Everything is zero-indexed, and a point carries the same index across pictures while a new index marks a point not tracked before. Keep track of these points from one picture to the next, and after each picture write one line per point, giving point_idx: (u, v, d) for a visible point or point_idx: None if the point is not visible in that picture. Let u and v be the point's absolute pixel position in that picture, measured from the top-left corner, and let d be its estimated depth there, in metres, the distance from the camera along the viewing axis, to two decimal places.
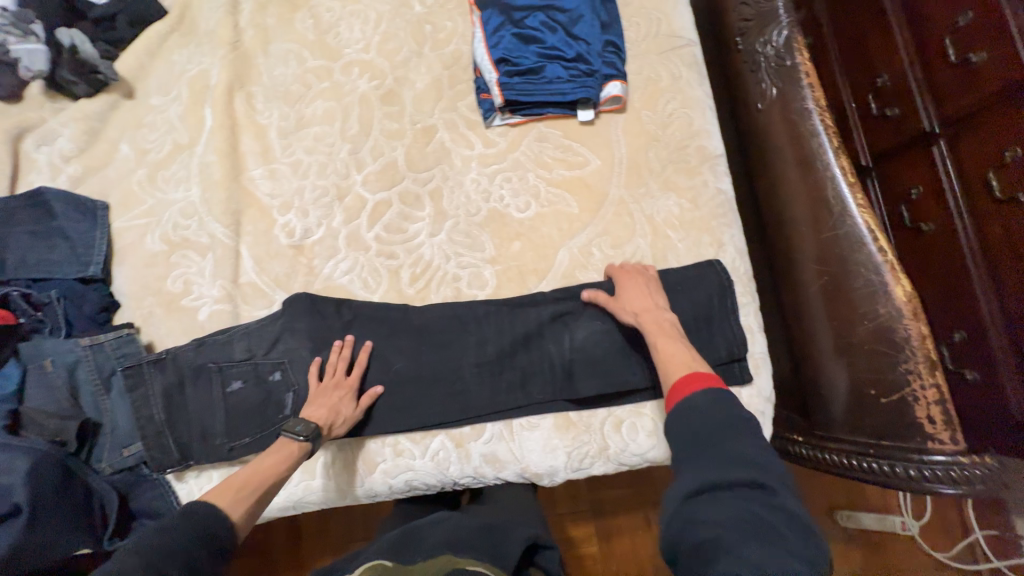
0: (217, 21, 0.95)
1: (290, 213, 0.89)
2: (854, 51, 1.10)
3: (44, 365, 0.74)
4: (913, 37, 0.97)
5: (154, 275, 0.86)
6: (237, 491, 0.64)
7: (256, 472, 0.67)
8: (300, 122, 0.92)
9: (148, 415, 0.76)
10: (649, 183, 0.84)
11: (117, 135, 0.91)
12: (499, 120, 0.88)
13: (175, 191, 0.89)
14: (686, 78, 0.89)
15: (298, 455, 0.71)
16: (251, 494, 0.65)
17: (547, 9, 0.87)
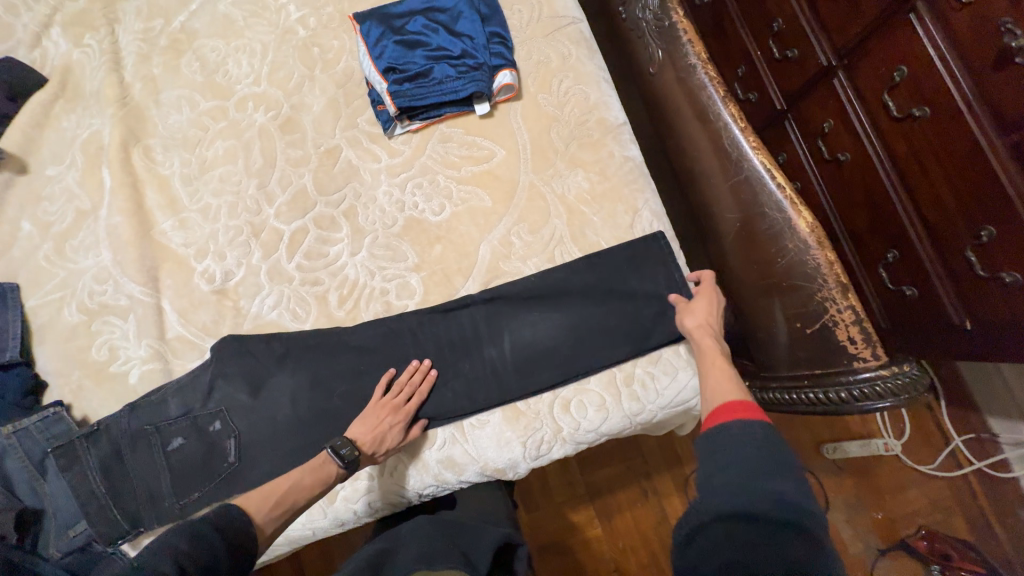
0: (101, 81, 0.93)
1: (208, 259, 0.87)
2: None
3: None
4: None
5: (78, 347, 0.84)
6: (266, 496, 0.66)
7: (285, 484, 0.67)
8: (204, 166, 0.91)
9: (88, 491, 0.74)
10: (556, 163, 0.85)
11: (16, 213, 0.89)
12: (400, 128, 0.88)
13: (85, 259, 0.87)
14: (576, 55, 0.90)
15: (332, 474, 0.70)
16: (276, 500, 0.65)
17: (426, 12, 0.87)
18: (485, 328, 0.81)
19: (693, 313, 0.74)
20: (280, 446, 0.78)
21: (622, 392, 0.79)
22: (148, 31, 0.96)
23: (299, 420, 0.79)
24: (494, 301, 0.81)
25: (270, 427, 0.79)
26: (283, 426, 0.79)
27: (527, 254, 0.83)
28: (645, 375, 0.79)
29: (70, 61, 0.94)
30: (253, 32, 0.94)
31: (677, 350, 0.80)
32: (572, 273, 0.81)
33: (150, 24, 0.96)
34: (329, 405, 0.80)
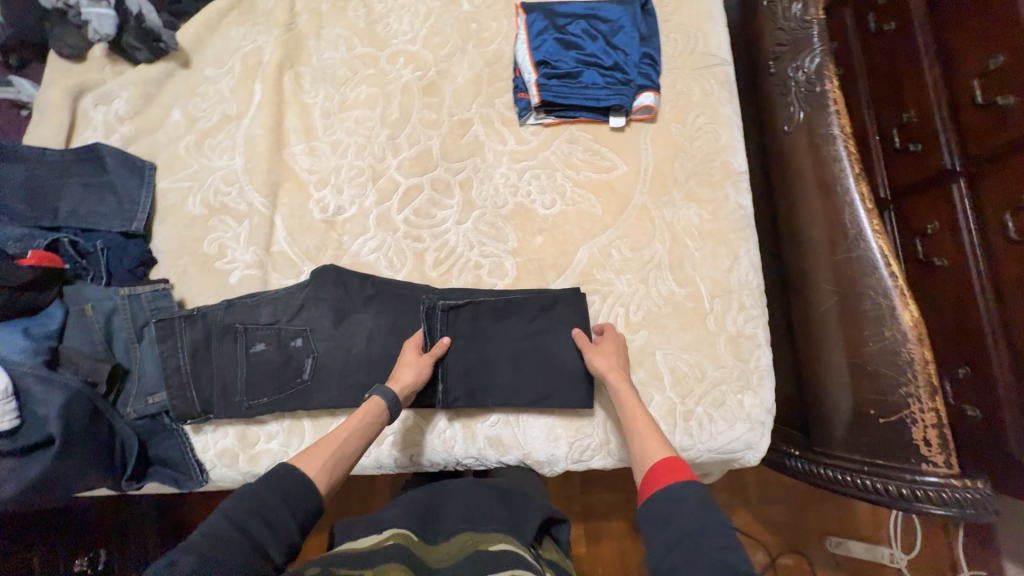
0: (275, 3, 1.00)
1: (325, 190, 0.92)
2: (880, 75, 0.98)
3: (85, 310, 0.77)
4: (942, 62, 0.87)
5: (192, 236, 0.90)
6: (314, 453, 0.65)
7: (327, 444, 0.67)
8: (344, 104, 0.96)
9: (175, 365, 0.79)
10: (673, 193, 0.87)
11: (171, 102, 0.96)
12: (533, 119, 0.92)
13: (220, 159, 0.93)
14: (717, 96, 0.92)
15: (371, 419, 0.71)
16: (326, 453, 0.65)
17: (589, 19, 0.91)
18: (467, 347, 0.83)
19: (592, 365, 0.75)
20: (348, 380, 0.83)
21: (678, 425, 0.80)
22: None
23: (370, 360, 0.84)
24: (457, 321, 0.83)
25: (343, 358, 0.83)
26: (356, 362, 0.83)
27: (623, 268, 0.84)
28: (704, 415, 0.80)
29: None
30: None
31: (741, 400, 0.81)
32: (531, 303, 0.83)
33: None
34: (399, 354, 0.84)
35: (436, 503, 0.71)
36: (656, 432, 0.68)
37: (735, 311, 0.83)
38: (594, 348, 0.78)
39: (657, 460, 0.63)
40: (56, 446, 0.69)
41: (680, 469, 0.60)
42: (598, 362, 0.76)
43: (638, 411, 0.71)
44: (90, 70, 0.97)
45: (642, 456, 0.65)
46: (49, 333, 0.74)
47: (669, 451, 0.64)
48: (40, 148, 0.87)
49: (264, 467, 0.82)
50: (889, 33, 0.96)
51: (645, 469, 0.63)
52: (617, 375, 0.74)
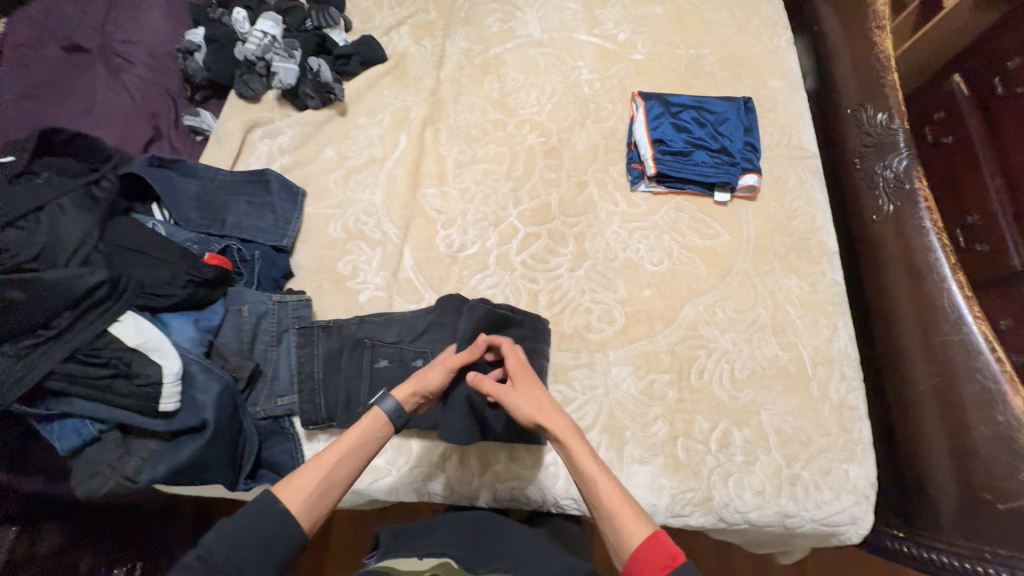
0: (425, 72, 1.18)
1: (452, 228, 1.03)
2: (947, 182, 1.07)
3: (241, 310, 0.84)
4: (1006, 178, 0.95)
5: (330, 256, 0.99)
6: (307, 476, 0.64)
7: (319, 459, 0.65)
8: (474, 158, 1.09)
9: (309, 371, 0.85)
10: (773, 264, 0.95)
11: (326, 141, 1.10)
12: (644, 186, 1.03)
13: (362, 193, 1.05)
14: (810, 184, 1.02)
15: (375, 429, 0.70)
16: (316, 479, 0.64)
17: (698, 109, 1.05)
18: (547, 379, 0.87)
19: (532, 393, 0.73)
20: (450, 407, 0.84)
21: (783, 488, 0.81)
22: (470, 50, 1.21)
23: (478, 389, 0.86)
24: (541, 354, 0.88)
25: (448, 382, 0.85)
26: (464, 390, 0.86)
27: (728, 327, 0.90)
28: (810, 481, 0.81)
29: (407, 51, 1.20)
30: (548, 78, 1.17)
31: (845, 470, 0.82)
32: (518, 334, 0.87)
33: (473, 46, 1.21)
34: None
35: (479, 541, 0.73)
36: (631, 502, 0.62)
37: (837, 380, 0.87)
38: (510, 391, 0.73)
39: (641, 540, 0.58)
40: (207, 434, 0.72)
41: (663, 546, 0.57)
42: (524, 400, 0.72)
43: (601, 476, 0.64)
44: (262, 109, 1.13)
45: (619, 536, 0.60)
46: (210, 328, 0.80)
47: (644, 528, 0.59)
48: (215, 169, 1.00)
49: (367, 483, 0.85)
50: (948, 145, 1.08)
51: (625, 553, 0.59)
52: (565, 420, 0.70)
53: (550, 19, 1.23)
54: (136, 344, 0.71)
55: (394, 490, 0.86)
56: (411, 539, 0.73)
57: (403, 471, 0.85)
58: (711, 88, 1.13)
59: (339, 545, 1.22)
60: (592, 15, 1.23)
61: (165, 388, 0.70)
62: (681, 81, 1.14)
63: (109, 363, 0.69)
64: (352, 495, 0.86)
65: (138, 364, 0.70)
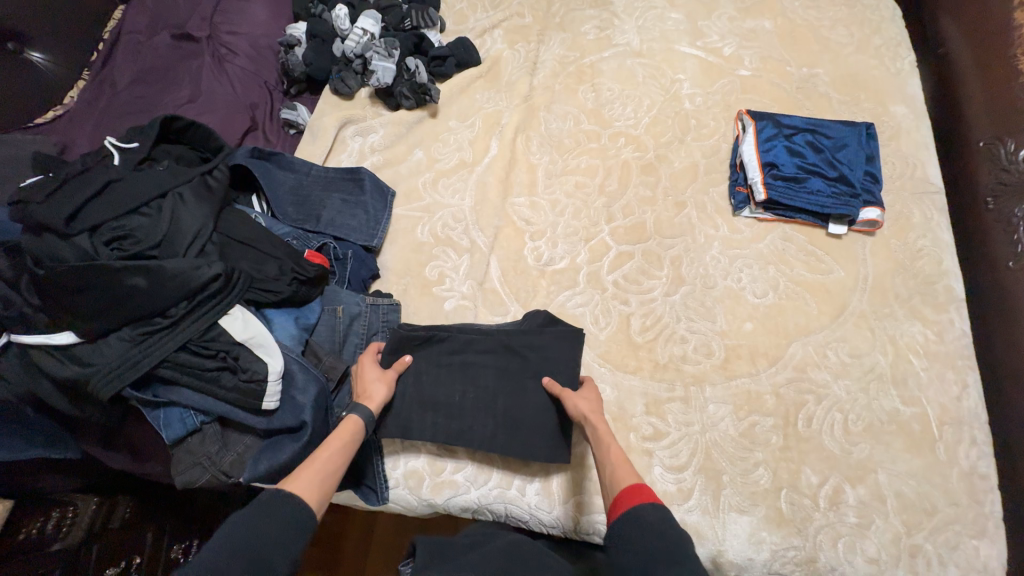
0: (518, 77, 1.15)
1: (541, 241, 0.99)
2: None
3: (336, 310, 0.82)
4: None
5: (417, 260, 0.98)
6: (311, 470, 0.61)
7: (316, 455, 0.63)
8: (566, 169, 1.05)
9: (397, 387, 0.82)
10: (894, 307, 0.87)
11: (416, 142, 1.09)
12: (748, 211, 0.97)
13: (451, 197, 1.03)
14: (937, 221, 0.93)
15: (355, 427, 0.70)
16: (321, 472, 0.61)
17: (814, 133, 0.98)
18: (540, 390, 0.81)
19: (586, 400, 0.75)
20: (404, 416, 0.81)
21: (902, 558, 0.73)
22: (565, 57, 1.17)
23: (448, 396, 0.82)
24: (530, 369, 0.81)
25: (405, 391, 0.82)
26: (429, 398, 0.82)
27: (841, 372, 0.83)
28: (934, 555, 0.73)
29: (501, 55, 1.18)
30: (646, 90, 1.12)
31: (975, 547, 0.73)
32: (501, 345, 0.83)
33: (568, 53, 1.18)
34: (494, 394, 0.82)
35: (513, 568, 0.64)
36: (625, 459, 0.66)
37: (967, 444, 0.78)
38: (577, 394, 0.76)
39: (624, 486, 0.61)
40: (303, 436, 0.70)
41: (641, 491, 0.59)
42: (580, 402, 0.75)
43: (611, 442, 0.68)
44: (355, 106, 1.13)
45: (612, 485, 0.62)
46: (308, 326, 0.80)
47: (633, 476, 0.62)
48: (310, 164, 1.00)
49: (444, 498, 0.82)
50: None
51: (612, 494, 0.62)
52: (598, 417, 0.72)
53: (650, 29, 1.18)
54: (243, 339, 0.70)
55: (471, 508, 0.83)
56: (448, 558, 0.69)
57: (478, 487, 0.82)
58: (825, 111, 1.05)
59: (376, 549, 1.17)
60: (695, 26, 1.17)
61: (268, 387, 0.69)
62: (791, 101, 1.07)
63: (217, 356, 0.69)
64: (427, 508, 0.84)
65: (245, 359, 0.69)
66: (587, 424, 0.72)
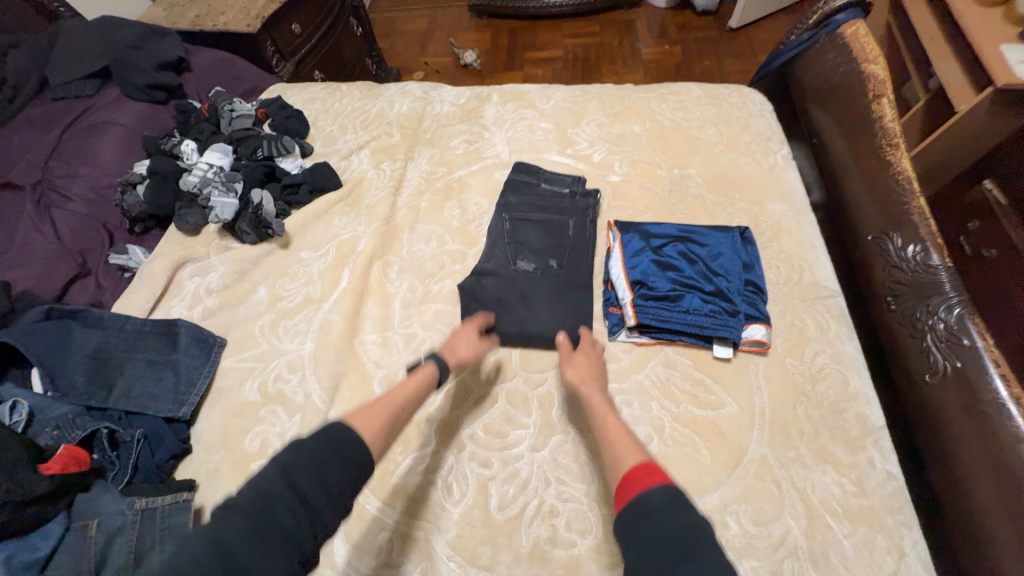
0: (380, 198, 1.07)
1: (390, 388, 0.84)
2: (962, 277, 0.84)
3: (88, 527, 0.64)
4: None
5: (237, 427, 0.81)
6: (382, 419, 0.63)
7: (391, 397, 0.66)
8: (425, 298, 0.93)
9: None
10: (800, 449, 0.72)
11: (260, 279, 0.98)
12: (624, 335, 0.84)
13: (291, 342, 0.89)
14: (836, 331, 0.82)
15: (426, 380, 0.71)
16: (385, 416, 0.63)
17: (685, 241, 0.89)
18: (477, 307, 0.88)
19: (574, 366, 0.76)
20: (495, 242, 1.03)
21: None
22: (432, 173, 1.12)
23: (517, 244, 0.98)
24: (486, 291, 0.89)
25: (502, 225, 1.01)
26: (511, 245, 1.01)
27: (745, 549, 0.65)
28: None
29: (364, 176, 1.11)
30: None
31: None
32: (532, 196, 1.01)
33: (435, 169, 1.12)
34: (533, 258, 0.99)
35: None
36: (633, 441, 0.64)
37: None
38: (570, 359, 0.78)
39: (632, 464, 0.59)
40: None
41: (652, 472, 0.56)
42: (574, 367, 0.76)
43: (615, 421, 0.68)
44: (199, 244, 1.03)
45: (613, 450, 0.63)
46: (34, 560, 0.60)
47: (643, 458, 0.60)
48: (124, 317, 0.87)
49: None
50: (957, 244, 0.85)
51: (621, 477, 0.59)
52: (590, 385, 0.74)
53: (519, 140, 1.14)
54: None
55: None
56: None
57: None
58: (699, 214, 0.98)
59: None
60: (564, 134, 1.14)
61: None
62: (663, 205, 1.00)
63: None
64: None
65: None
66: (581, 392, 0.73)
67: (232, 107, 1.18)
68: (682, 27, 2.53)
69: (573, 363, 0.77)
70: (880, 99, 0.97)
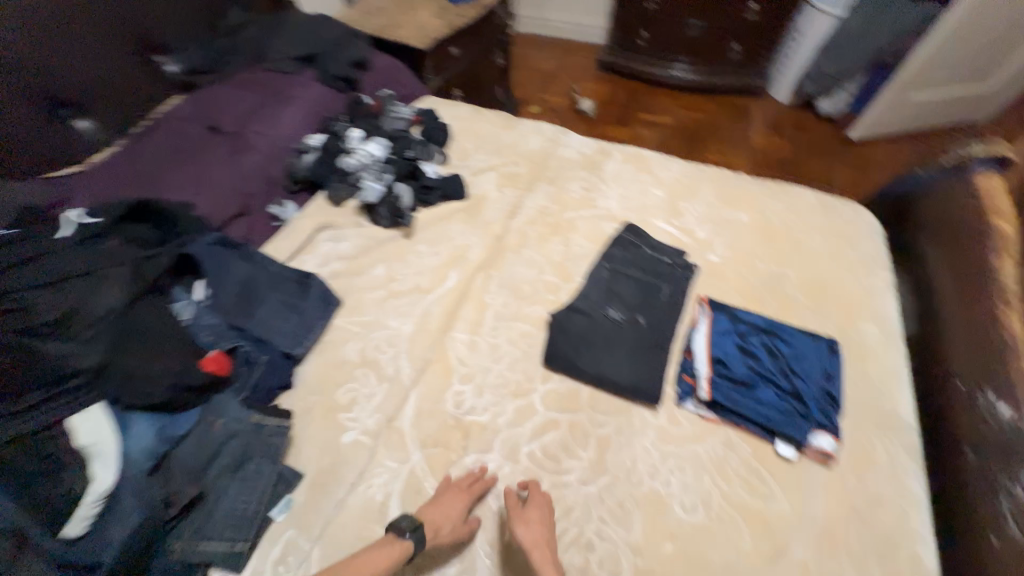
0: (496, 218, 1.20)
1: (468, 386, 0.93)
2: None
3: (213, 423, 0.79)
4: None
5: (334, 379, 0.93)
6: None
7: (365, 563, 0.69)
8: (516, 315, 1.03)
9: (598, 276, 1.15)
10: (843, 566, 0.73)
11: (381, 258, 1.12)
12: (692, 405, 0.89)
13: (394, 319, 1.02)
14: (905, 466, 0.82)
15: (398, 555, 0.70)
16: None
17: (771, 336, 0.94)
18: (563, 340, 0.96)
19: (524, 524, 0.74)
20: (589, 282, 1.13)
21: None
22: (545, 208, 1.23)
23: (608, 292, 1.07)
24: (574, 324, 0.98)
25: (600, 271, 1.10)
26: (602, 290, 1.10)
27: None
28: None
29: (486, 196, 1.25)
30: None
31: None
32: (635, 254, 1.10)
33: (549, 205, 1.24)
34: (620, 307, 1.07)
35: None
36: None
37: None
38: (520, 512, 0.75)
39: None
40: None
41: None
42: (525, 525, 0.74)
43: None
44: (339, 215, 1.20)
45: None
46: (171, 437, 0.77)
47: None
48: (269, 260, 1.03)
49: None
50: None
51: None
52: (539, 552, 0.71)
53: (630, 199, 1.24)
54: (84, 445, 0.70)
55: None
56: None
57: None
58: (788, 312, 1.02)
59: None
60: (674, 205, 1.23)
61: (81, 509, 0.66)
62: (754, 295, 1.05)
63: (51, 457, 0.69)
64: None
65: (75, 470, 0.68)
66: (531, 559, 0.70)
67: (394, 109, 1.39)
68: (798, 125, 2.59)
69: (523, 520, 0.74)
70: (1001, 254, 0.97)
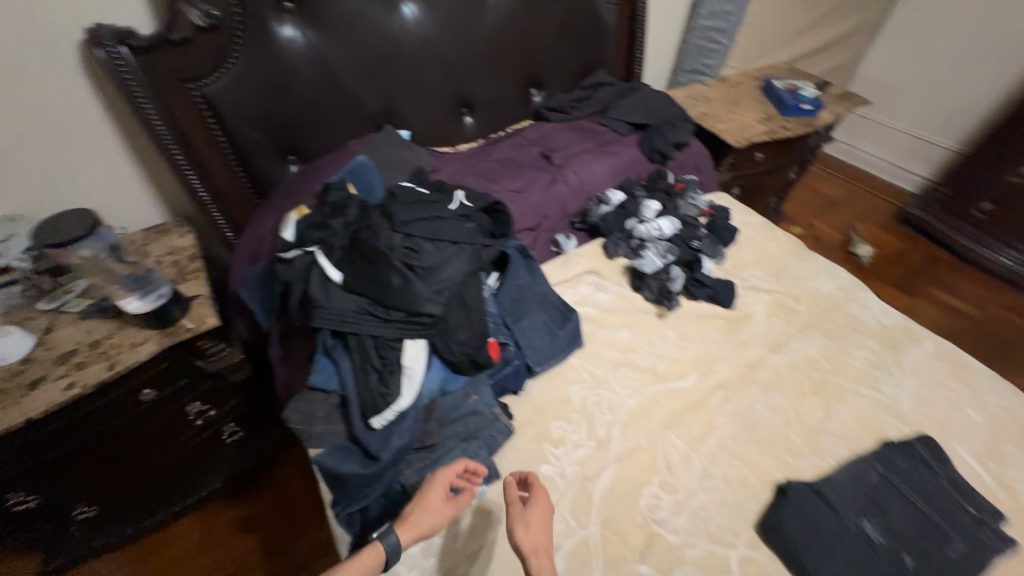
0: (754, 345, 1.14)
1: (668, 496, 0.89)
2: None
3: (471, 395, 0.93)
4: None
5: (553, 409, 1.00)
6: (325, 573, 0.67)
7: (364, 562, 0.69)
8: (742, 455, 0.94)
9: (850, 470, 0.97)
10: None
11: (629, 325, 1.17)
12: None
13: (620, 386, 1.05)
14: None
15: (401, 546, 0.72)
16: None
17: None
18: (794, 524, 0.83)
19: (523, 523, 0.74)
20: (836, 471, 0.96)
21: None
22: (815, 360, 1.11)
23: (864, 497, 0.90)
24: (816, 513, 0.83)
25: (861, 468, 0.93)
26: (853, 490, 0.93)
27: None
28: None
29: (752, 316, 1.19)
30: None
31: None
32: (923, 480, 0.88)
33: (821, 360, 1.11)
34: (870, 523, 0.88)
35: None
36: None
37: None
38: (520, 511, 0.75)
39: None
40: (342, 462, 0.82)
41: None
42: (526, 528, 0.73)
43: None
44: (607, 268, 1.30)
45: None
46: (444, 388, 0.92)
47: None
48: (544, 278, 1.16)
49: None
50: None
51: None
52: (540, 553, 0.71)
53: (929, 406, 1.03)
54: (406, 365, 0.88)
55: None
56: None
57: None
58: None
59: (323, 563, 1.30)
60: (991, 444, 0.97)
61: (387, 410, 0.84)
62: None
63: (385, 362, 0.88)
64: None
65: (395, 380, 0.87)
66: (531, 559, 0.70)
67: (692, 197, 1.47)
68: None
69: (525, 519, 0.74)
70: None
